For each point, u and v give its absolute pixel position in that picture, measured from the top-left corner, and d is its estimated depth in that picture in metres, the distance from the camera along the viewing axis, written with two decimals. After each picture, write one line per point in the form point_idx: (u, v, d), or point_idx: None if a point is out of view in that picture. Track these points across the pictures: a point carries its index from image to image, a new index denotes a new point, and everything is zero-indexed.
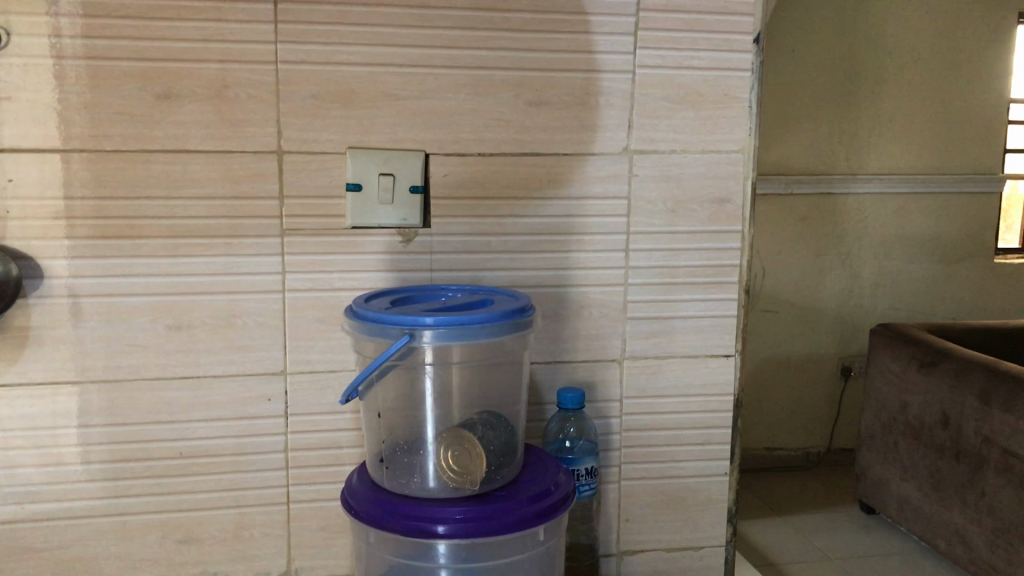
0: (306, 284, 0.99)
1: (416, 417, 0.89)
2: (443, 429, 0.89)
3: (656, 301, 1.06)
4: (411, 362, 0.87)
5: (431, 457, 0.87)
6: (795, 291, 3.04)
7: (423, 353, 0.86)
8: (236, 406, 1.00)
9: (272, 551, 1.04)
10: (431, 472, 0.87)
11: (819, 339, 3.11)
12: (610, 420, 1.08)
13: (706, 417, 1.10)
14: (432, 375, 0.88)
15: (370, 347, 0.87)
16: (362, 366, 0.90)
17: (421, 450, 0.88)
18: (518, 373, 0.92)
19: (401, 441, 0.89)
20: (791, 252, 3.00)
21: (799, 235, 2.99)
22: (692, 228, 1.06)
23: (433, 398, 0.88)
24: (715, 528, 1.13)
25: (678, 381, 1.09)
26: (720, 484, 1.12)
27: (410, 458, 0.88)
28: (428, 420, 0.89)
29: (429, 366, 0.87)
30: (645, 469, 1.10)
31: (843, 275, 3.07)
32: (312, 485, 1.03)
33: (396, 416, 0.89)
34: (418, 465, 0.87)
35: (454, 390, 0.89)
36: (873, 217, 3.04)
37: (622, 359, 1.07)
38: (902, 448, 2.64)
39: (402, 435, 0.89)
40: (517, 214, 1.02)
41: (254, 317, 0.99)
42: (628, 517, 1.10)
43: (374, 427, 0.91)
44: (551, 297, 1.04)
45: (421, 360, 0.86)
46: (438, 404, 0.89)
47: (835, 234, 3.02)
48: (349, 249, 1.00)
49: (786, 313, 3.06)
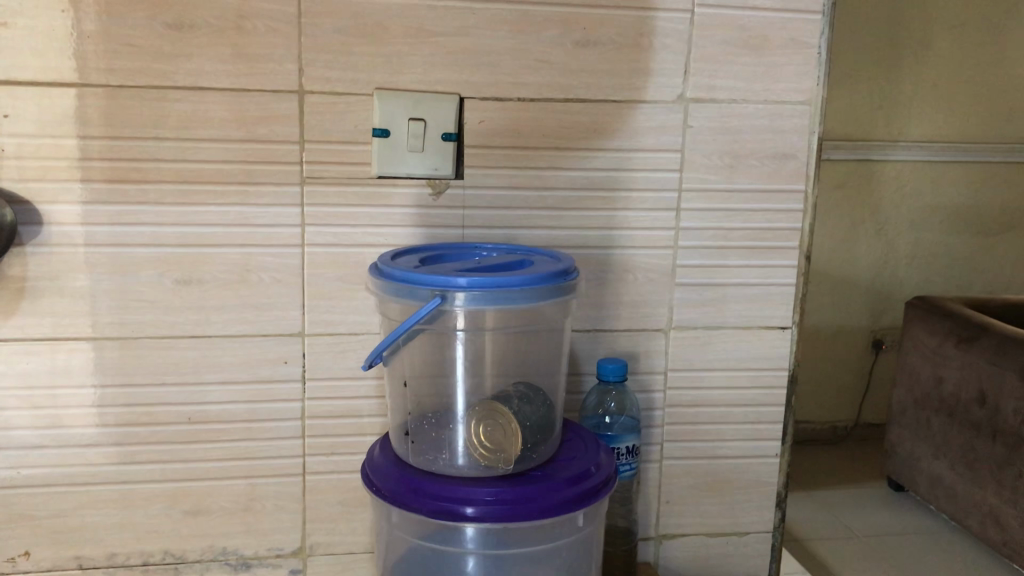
0: (327, 239, 0.91)
1: (447, 387, 0.81)
2: (475, 400, 0.80)
3: (708, 266, 0.98)
4: (441, 327, 0.78)
5: (462, 431, 0.79)
6: (829, 260, 2.93)
7: (455, 317, 0.77)
8: (249, 369, 0.92)
9: (286, 525, 0.96)
10: (461, 448, 0.79)
11: (854, 311, 3.01)
12: (654, 394, 0.99)
13: (757, 394, 1.01)
14: (465, 341, 0.79)
15: (396, 309, 0.78)
16: (386, 329, 0.81)
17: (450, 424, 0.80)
18: (559, 342, 0.84)
19: (428, 413, 0.81)
20: (834, 220, 2.89)
21: (835, 202, 2.88)
22: (750, 187, 0.97)
23: (464, 366, 0.80)
24: (762, 513, 1.05)
25: (728, 354, 1.00)
26: (769, 466, 1.04)
27: (437, 433, 0.80)
28: (459, 391, 0.81)
29: (462, 332, 0.78)
30: (689, 448, 1.01)
31: (880, 245, 2.96)
32: (330, 457, 0.96)
33: (424, 385, 0.81)
34: (446, 440, 0.79)
35: (488, 359, 0.80)
36: (916, 186, 2.92)
37: (668, 329, 0.98)
38: (936, 425, 2.55)
39: (430, 405, 0.81)
40: (559, 167, 0.93)
41: (270, 273, 0.91)
42: (669, 498, 1.02)
43: (398, 396, 0.82)
44: (594, 259, 0.95)
45: (452, 325, 0.78)
46: (469, 373, 0.81)
47: (873, 202, 2.91)
48: (375, 201, 0.91)
49: (820, 284, 2.96)
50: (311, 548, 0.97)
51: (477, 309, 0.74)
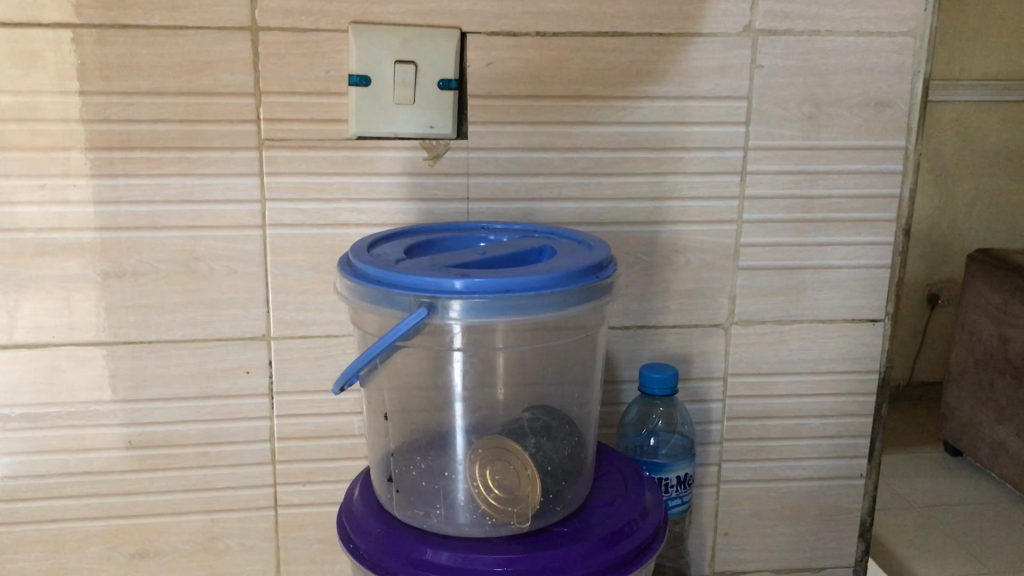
0: (295, 217, 0.71)
1: (442, 422, 0.61)
2: (476, 439, 0.60)
3: (780, 245, 0.77)
4: (432, 345, 0.58)
5: (462, 481, 0.60)
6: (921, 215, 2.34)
7: (451, 334, 0.57)
8: (202, 382, 0.74)
9: (256, 568, 0.78)
10: (460, 501, 0.59)
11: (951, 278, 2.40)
12: (710, 404, 0.80)
13: (839, 402, 0.81)
14: (467, 363, 0.59)
15: (373, 322, 0.59)
16: (362, 343, 0.61)
17: (445, 470, 0.60)
18: (594, 358, 0.63)
19: (416, 452, 0.61)
20: (955, 169, 2.31)
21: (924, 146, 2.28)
22: (835, 143, 0.76)
23: (465, 396, 0.60)
24: (842, 545, 0.85)
25: (804, 353, 0.80)
26: (852, 489, 0.84)
27: (428, 480, 0.60)
28: (457, 426, 0.60)
29: (461, 351, 0.58)
30: (754, 469, 0.82)
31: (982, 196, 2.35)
32: (307, 487, 0.77)
33: (410, 418, 0.61)
34: (439, 490, 0.60)
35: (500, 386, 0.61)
36: None
37: (729, 324, 0.78)
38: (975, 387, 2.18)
39: (417, 445, 0.61)
40: (590, 121, 0.73)
41: (224, 262, 0.72)
42: (727, 529, 0.83)
43: (377, 429, 0.63)
44: (635, 238, 0.75)
45: (449, 343, 0.58)
46: (474, 407, 0.60)
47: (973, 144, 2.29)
48: (354, 168, 0.71)
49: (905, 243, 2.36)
50: None
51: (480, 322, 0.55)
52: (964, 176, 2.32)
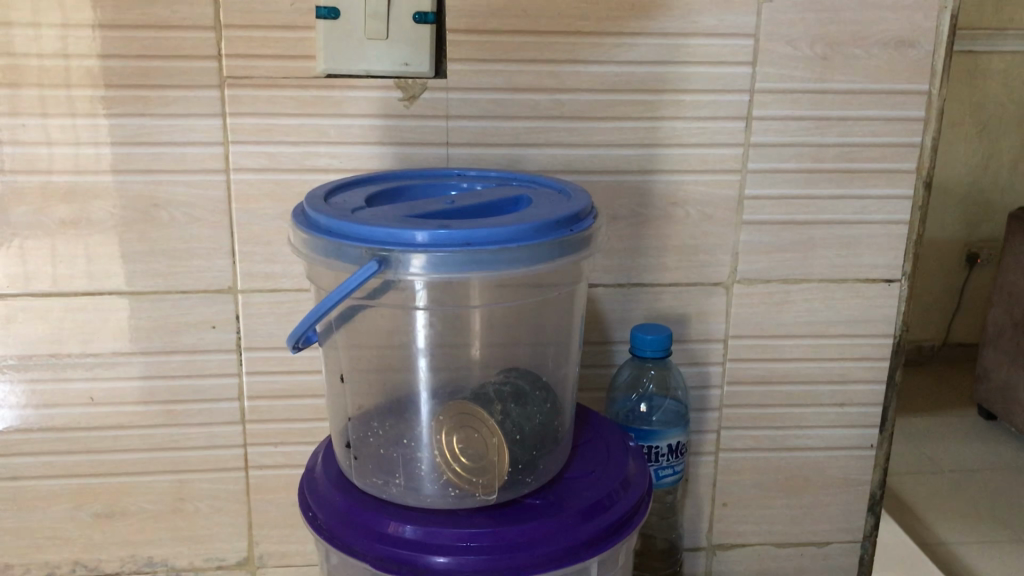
0: (261, 162, 0.67)
1: (404, 386, 0.56)
2: (437, 406, 0.55)
3: (788, 198, 0.71)
4: (391, 302, 0.53)
5: (423, 449, 0.55)
6: (962, 168, 2.23)
7: (410, 292, 0.52)
8: (166, 336, 0.70)
9: (227, 530, 0.75)
10: (421, 471, 0.55)
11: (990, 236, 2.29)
12: (709, 368, 0.74)
13: (849, 368, 0.76)
14: (430, 323, 0.54)
15: (325, 278, 0.54)
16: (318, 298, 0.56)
17: (404, 438, 0.55)
18: (572, 318, 0.58)
19: (374, 417, 0.56)
20: (1000, 121, 2.19)
21: (968, 95, 2.16)
22: (850, 87, 0.69)
23: (430, 359, 0.55)
24: (850, 519, 0.80)
25: (812, 315, 0.74)
26: (862, 461, 0.78)
27: (388, 448, 0.56)
28: (420, 391, 0.55)
29: (424, 310, 0.53)
30: (756, 438, 0.77)
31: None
32: (280, 448, 0.73)
33: (370, 380, 0.56)
34: (399, 459, 0.55)
35: (470, 349, 0.55)
36: None
37: (731, 283, 0.73)
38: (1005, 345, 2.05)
39: (376, 409, 0.56)
40: (580, 60, 0.67)
41: (186, 210, 0.67)
42: (726, 500, 0.78)
43: (336, 391, 0.58)
44: (629, 189, 0.70)
45: (409, 300, 0.53)
46: (439, 372, 0.55)
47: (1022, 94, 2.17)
48: (323, 109, 0.66)
49: (944, 197, 2.25)
50: (260, 559, 0.76)
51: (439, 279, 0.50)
52: (1010, 128, 2.20)
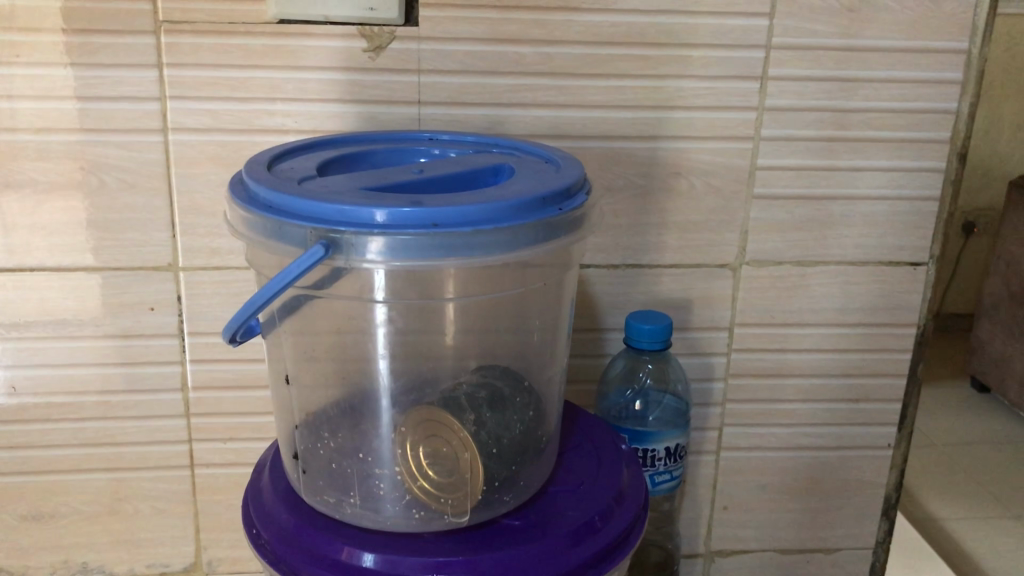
0: (203, 120, 0.58)
1: (359, 390, 0.47)
2: (398, 415, 0.47)
3: (806, 169, 0.63)
4: (343, 292, 0.44)
5: (382, 465, 0.47)
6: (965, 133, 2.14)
7: (365, 280, 0.44)
8: (98, 319, 0.61)
9: (172, 534, 0.67)
10: (379, 491, 0.47)
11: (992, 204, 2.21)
12: (711, 359, 0.67)
13: (867, 360, 0.68)
14: (391, 318, 0.45)
15: (265, 262, 0.45)
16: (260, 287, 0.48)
17: (359, 452, 0.47)
18: (559, 309, 0.50)
19: (323, 427, 0.48)
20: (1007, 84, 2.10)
21: None
22: (880, 43, 0.60)
23: (392, 360, 0.46)
24: (862, 524, 0.73)
25: (828, 301, 0.66)
26: (877, 463, 0.71)
27: (339, 462, 0.48)
28: (377, 396, 0.47)
29: (384, 302, 0.45)
30: (761, 436, 0.69)
31: None
32: (229, 444, 0.65)
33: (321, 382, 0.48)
34: (353, 476, 0.47)
35: (439, 348, 0.47)
36: None
37: (739, 265, 0.65)
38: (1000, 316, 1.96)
39: (325, 417, 0.48)
40: (572, 8, 0.58)
41: (118, 175, 0.58)
42: (727, 503, 0.71)
43: (281, 394, 0.50)
44: (626, 157, 0.61)
45: (365, 291, 0.44)
46: (402, 374, 0.47)
47: None
48: (275, 60, 0.57)
49: None
50: (209, 565, 0.68)
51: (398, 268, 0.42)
52: None
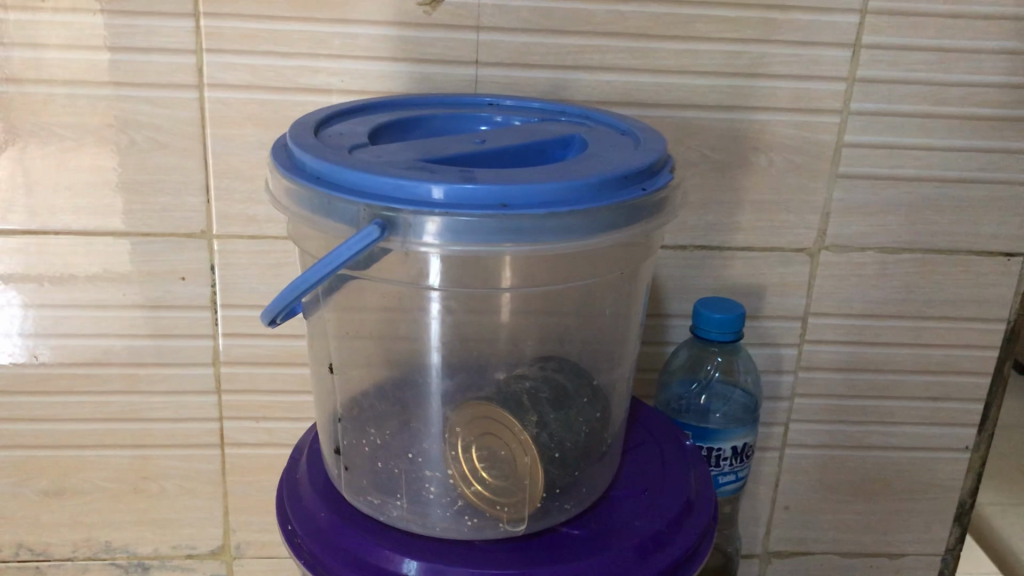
0: (242, 77, 0.53)
1: (411, 386, 0.43)
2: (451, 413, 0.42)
3: (897, 148, 0.57)
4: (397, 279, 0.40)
5: (432, 467, 0.42)
6: None
7: (421, 268, 0.39)
8: (126, 287, 0.57)
9: (200, 515, 0.63)
10: (428, 494, 0.42)
11: None
12: (780, 350, 0.62)
13: (950, 357, 0.63)
14: (447, 309, 0.41)
15: (311, 240, 0.41)
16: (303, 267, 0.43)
17: (408, 451, 0.43)
18: (633, 300, 0.45)
19: (368, 423, 0.44)
20: None
21: None
22: (989, 10, 0.54)
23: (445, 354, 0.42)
24: (931, 530, 0.68)
25: (911, 292, 0.61)
26: (953, 466, 0.66)
27: (386, 462, 0.43)
28: (430, 393, 0.42)
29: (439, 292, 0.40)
30: (829, 433, 0.64)
31: None
32: (262, 424, 0.61)
33: (369, 374, 0.44)
34: (400, 477, 0.43)
35: (499, 342, 0.42)
36: None
37: (817, 250, 0.59)
38: None
39: (370, 415, 0.44)
40: None
41: (149, 134, 0.54)
42: (788, 503, 0.67)
43: (323, 384, 0.45)
44: (700, 129, 0.56)
45: (422, 278, 0.40)
46: (456, 369, 0.42)
47: None
48: (321, 12, 0.52)
49: None
50: (237, 549, 0.65)
51: (459, 253, 0.37)
52: None
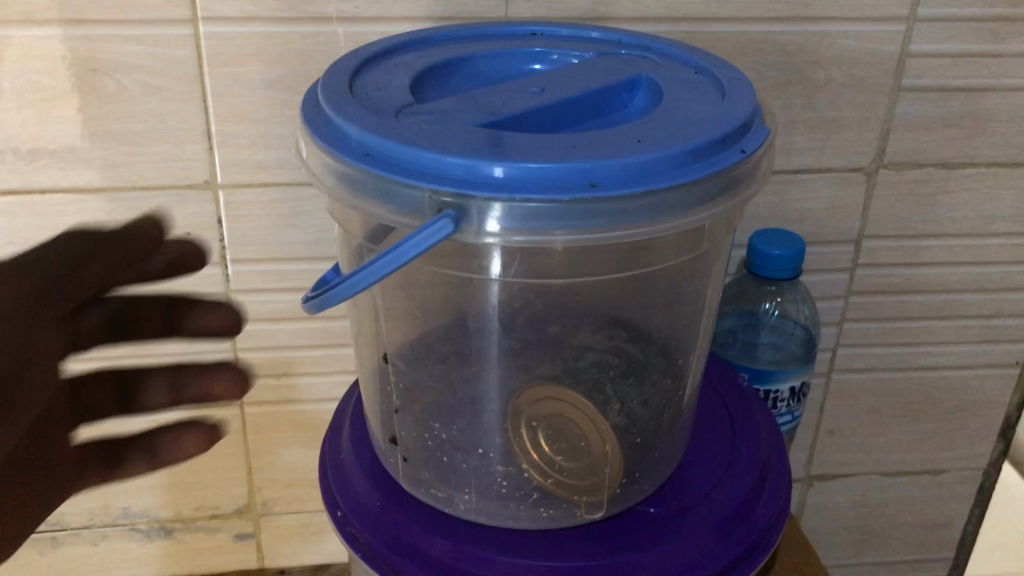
0: (241, 7, 0.46)
1: (475, 375, 0.39)
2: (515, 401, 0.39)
3: (967, 56, 0.52)
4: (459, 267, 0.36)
5: (504, 462, 0.39)
6: None
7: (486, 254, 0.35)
8: None
9: (222, 475, 0.60)
10: (500, 491, 0.39)
11: None
12: (832, 275, 0.58)
13: (1007, 273, 0.59)
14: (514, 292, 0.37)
15: (360, 222, 0.36)
16: (347, 249, 0.39)
17: (474, 445, 0.39)
18: (715, 265, 0.40)
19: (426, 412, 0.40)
20: None
21: None
22: None
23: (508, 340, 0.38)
24: (975, 445, 0.66)
25: (970, 209, 0.57)
26: (1002, 382, 0.64)
27: (448, 457, 0.40)
28: (495, 383, 0.39)
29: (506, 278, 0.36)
30: (878, 355, 0.62)
31: None
32: (283, 380, 0.57)
33: (427, 367, 0.40)
34: (467, 473, 0.39)
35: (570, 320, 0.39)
36: None
37: (874, 169, 0.55)
38: None
39: (429, 404, 0.40)
40: None
41: (138, 78, 0.47)
42: (833, 428, 0.65)
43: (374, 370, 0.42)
44: (753, 45, 0.50)
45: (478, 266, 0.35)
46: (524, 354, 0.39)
47: None
48: None
49: None
50: (263, 506, 0.62)
51: (525, 243, 0.32)
52: None
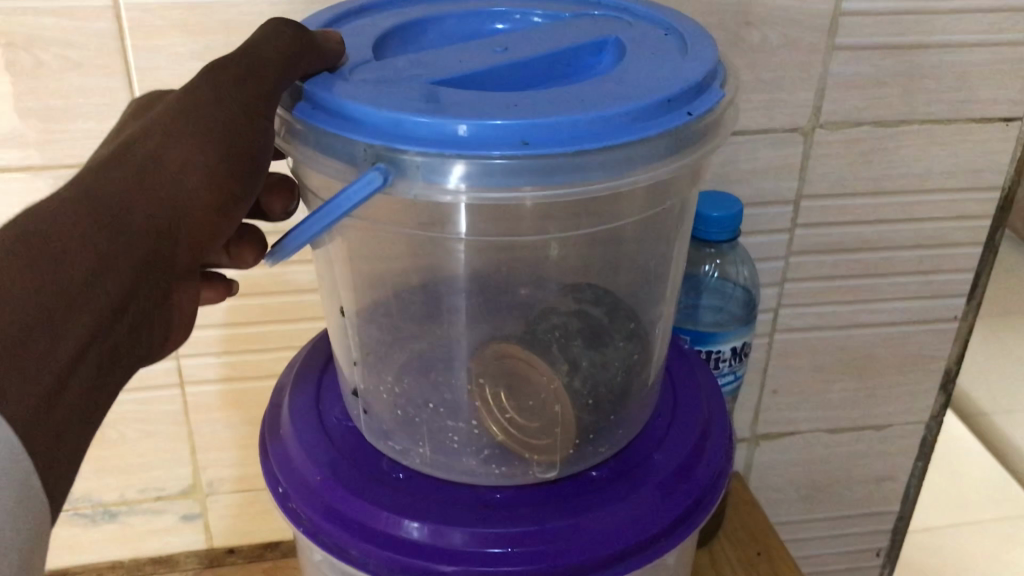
0: None
1: (437, 328, 0.39)
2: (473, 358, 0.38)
3: (898, 14, 0.52)
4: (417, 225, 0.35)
5: (456, 417, 0.39)
6: None
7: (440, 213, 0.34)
8: None
9: (165, 457, 0.59)
10: (452, 446, 0.39)
11: None
12: (772, 236, 0.59)
13: (942, 229, 0.60)
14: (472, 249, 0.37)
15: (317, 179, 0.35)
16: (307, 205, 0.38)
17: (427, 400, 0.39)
18: (680, 229, 0.40)
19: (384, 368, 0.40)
20: None
21: None
22: None
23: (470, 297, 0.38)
24: (916, 400, 0.67)
25: (905, 167, 0.57)
26: (940, 338, 0.65)
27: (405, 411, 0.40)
28: (457, 339, 0.38)
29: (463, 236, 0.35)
30: (819, 314, 0.62)
31: None
32: (223, 359, 0.56)
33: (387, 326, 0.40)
34: (421, 427, 0.39)
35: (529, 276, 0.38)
36: None
37: (811, 129, 0.55)
38: None
39: (387, 359, 0.40)
40: None
41: (58, 52, 0.46)
42: (778, 388, 0.65)
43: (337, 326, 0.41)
44: (687, 7, 0.50)
45: (439, 224, 0.35)
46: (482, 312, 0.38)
47: None
48: None
49: None
50: (209, 486, 0.61)
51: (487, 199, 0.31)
52: None
